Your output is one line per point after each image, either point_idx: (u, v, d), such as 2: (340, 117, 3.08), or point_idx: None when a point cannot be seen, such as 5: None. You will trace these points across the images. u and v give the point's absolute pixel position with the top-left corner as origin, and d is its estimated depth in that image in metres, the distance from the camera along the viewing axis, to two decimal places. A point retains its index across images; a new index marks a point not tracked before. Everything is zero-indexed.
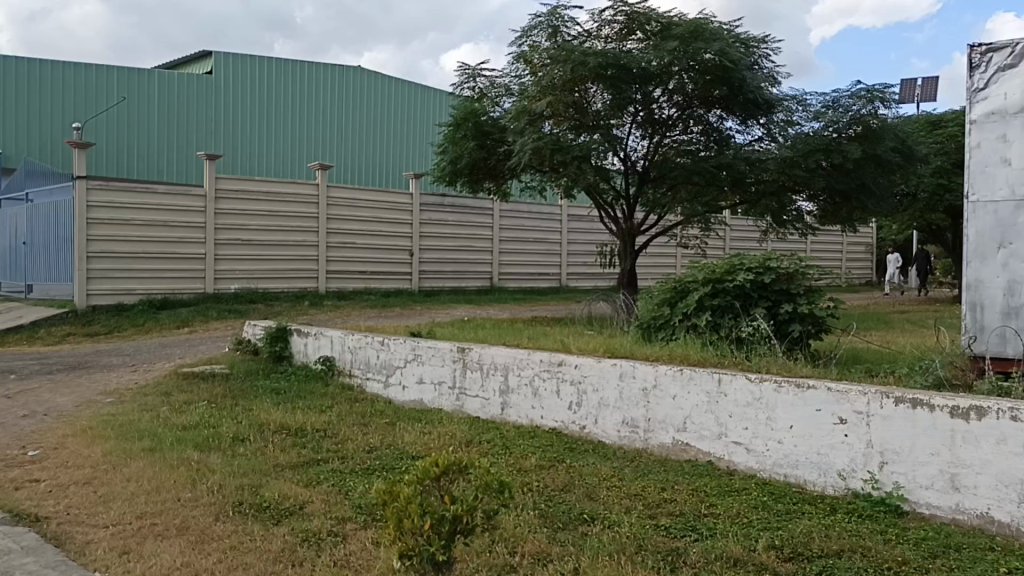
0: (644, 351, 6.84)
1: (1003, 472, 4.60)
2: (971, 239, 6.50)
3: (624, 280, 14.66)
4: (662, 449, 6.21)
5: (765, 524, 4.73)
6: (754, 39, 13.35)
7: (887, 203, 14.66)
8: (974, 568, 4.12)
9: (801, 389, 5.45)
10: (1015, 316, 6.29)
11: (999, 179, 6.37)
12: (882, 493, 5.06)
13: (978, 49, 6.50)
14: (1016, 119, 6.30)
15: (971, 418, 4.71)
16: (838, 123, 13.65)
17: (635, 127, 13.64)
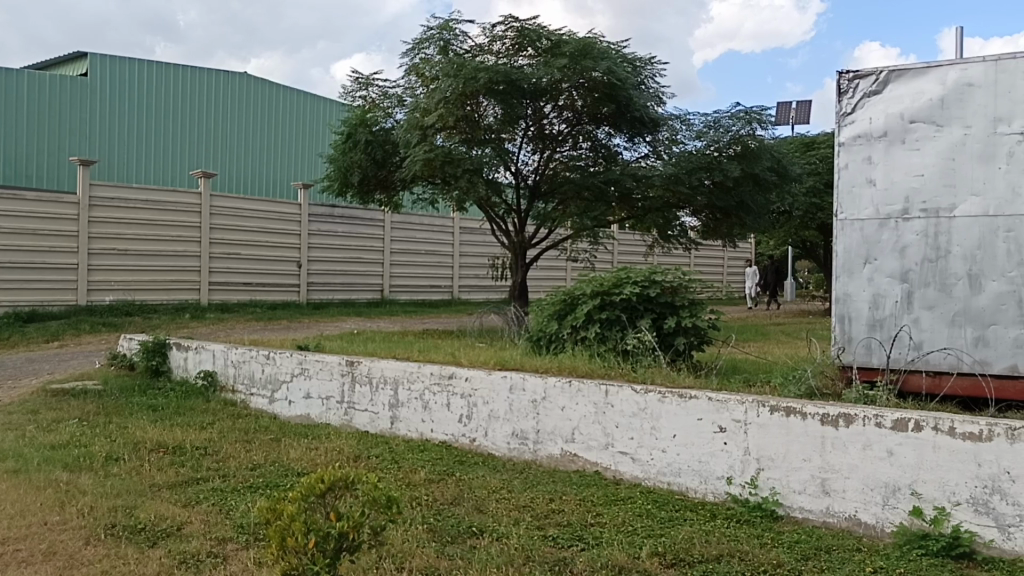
0: (534, 363, 6.91)
1: (869, 476, 4.87)
2: (839, 255, 6.88)
3: (515, 293, 14.77)
4: (551, 460, 6.28)
5: (648, 532, 4.85)
6: (641, 59, 13.76)
7: (765, 220, 15.33)
8: (842, 568, 4.33)
9: (683, 399, 5.62)
10: (879, 328, 6.69)
11: (864, 199, 6.77)
12: (759, 498, 5.26)
13: (846, 75, 6.92)
14: (879, 142, 6.73)
15: (840, 425, 4.98)
16: (719, 142, 14.15)
17: (526, 142, 13.82)
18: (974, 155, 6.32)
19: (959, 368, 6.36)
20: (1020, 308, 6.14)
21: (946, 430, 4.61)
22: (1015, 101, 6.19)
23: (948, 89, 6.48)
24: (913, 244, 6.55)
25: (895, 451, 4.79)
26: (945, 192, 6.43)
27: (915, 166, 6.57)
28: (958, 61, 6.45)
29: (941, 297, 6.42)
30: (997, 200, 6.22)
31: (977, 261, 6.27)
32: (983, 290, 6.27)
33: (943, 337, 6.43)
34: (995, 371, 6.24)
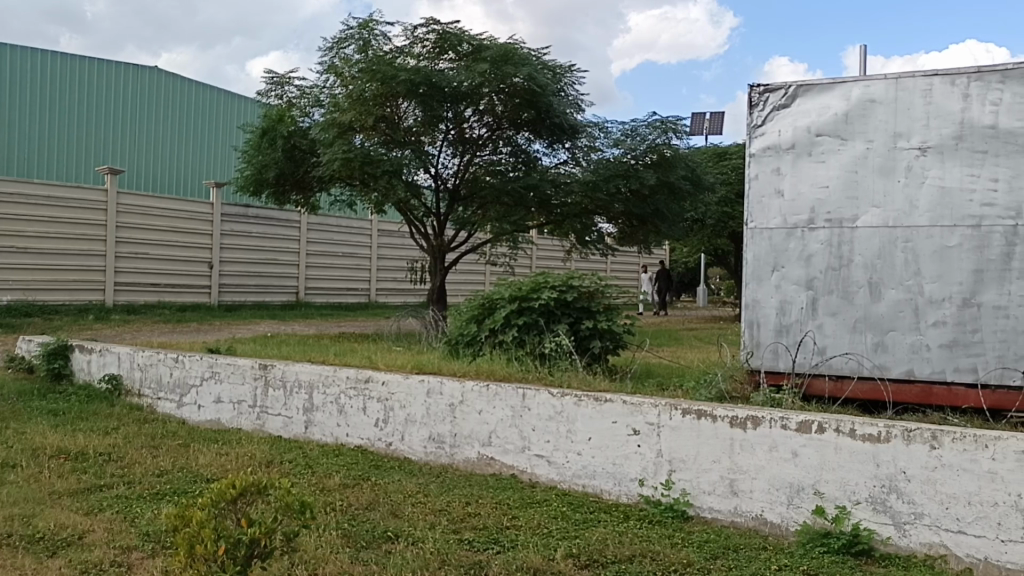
0: (451, 367, 6.90)
1: (775, 477, 5.04)
2: (749, 262, 7.12)
3: (433, 296, 14.71)
4: (467, 464, 6.29)
5: (563, 534, 4.90)
6: (561, 67, 13.92)
7: (678, 228, 15.68)
8: (748, 567, 4.47)
9: (599, 402, 5.70)
10: (786, 333, 6.95)
11: (773, 209, 7.02)
12: (670, 499, 5.38)
13: (757, 89, 7.17)
14: (788, 154, 6.99)
15: (748, 427, 5.14)
16: (636, 151, 14.35)
17: (446, 145, 13.78)
18: (875, 169, 6.64)
19: (859, 372, 6.66)
20: (916, 315, 6.46)
21: (846, 432, 4.81)
22: (913, 118, 6.52)
23: (851, 105, 6.77)
24: (817, 253, 6.82)
25: (799, 452, 4.97)
26: (847, 203, 6.72)
27: (820, 178, 6.84)
28: (860, 78, 6.75)
29: (844, 304, 6.70)
30: (896, 212, 6.53)
31: (877, 270, 6.58)
32: (882, 298, 6.57)
33: (845, 342, 6.71)
34: (893, 376, 6.56)
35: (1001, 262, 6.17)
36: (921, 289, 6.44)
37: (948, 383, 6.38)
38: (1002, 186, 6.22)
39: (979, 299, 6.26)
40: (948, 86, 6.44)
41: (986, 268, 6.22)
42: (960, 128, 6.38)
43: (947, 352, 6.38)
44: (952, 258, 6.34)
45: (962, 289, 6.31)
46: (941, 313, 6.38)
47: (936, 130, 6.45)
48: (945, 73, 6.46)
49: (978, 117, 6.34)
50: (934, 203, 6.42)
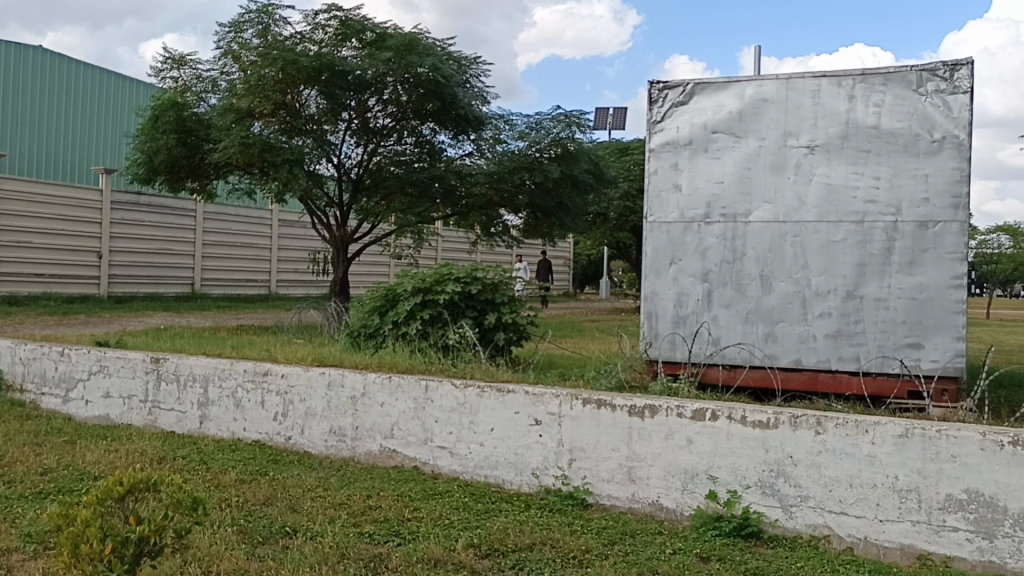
0: (353, 359, 6.82)
1: (670, 464, 5.19)
2: (648, 255, 7.35)
3: (335, 287, 14.51)
4: (368, 457, 6.23)
5: (464, 524, 4.92)
6: (466, 58, 13.93)
7: (581, 221, 15.89)
8: (643, 552, 4.59)
9: (501, 393, 5.74)
10: (682, 325, 7.23)
11: (670, 203, 7.28)
12: (570, 488, 5.47)
13: (656, 86, 7.44)
14: (685, 150, 7.27)
15: (645, 416, 5.27)
16: (540, 144, 14.46)
17: (349, 134, 13.58)
18: (767, 166, 7.01)
19: (751, 362, 7.02)
20: (804, 306, 6.86)
21: (738, 419, 5.00)
22: (802, 117, 6.93)
23: (745, 104, 7.12)
24: (713, 247, 7.13)
25: (693, 439, 5.13)
26: (741, 199, 7.06)
27: (716, 174, 7.15)
28: (754, 78, 7.11)
29: (737, 296, 7.05)
30: (786, 208, 6.92)
31: (768, 263, 6.95)
32: (773, 290, 6.95)
33: (737, 332, 7.06)
34: (782, 365, 6.93)
35: (882, 256, 6.64)
36: (808, 282, 6.85)
37: (832, 371, 6.80)
38: (883, 184, 6.69)
39: (861, 291, 6.71)
40: (835, 88, 6.88)
41: (868, 262, 6.68)
42: (845, 128, 6.83)
43: (831, 342, 6.80)
44: (837, 252, 6.78)
45: (846, 281, 6.75)
46: (827, 304, 6.79)
47: (824, 129, 6.87)
48: (832, 75, 6.89)
49: (862, 117, 6.79)
50: (821, 200, 6.84)
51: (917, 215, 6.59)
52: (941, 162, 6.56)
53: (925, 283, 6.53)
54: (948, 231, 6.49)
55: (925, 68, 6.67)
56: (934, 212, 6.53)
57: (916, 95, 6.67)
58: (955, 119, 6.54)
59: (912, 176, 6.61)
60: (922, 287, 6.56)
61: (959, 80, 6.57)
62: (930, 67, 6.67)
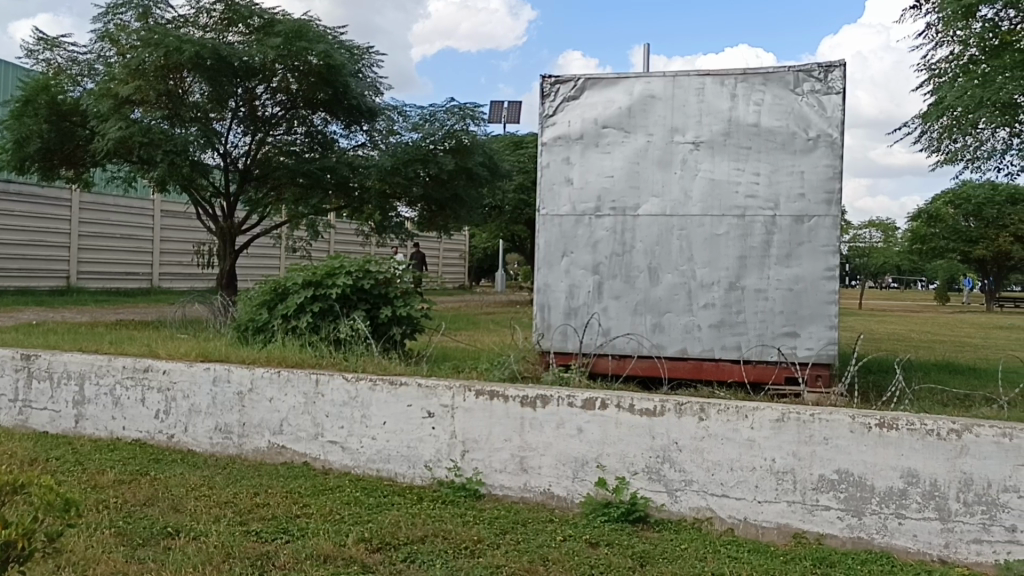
0: (240, 354, 6.65)
1: (561, 453, 5.28)
2: (541, 247, 7.47)
3: (223, 280, 14.09)
4: (256, 454, 6.09)
5: (356, 519, 4.88)
6: (358, 48, 13.73)
7: (477, 214, 15.92)
8: (535, 540, 4.66)
9: (394, 386, 5.70)
10: (574, 316, 7.40)
11: (562, 196, 7.41)
12: (463, 479, 5.49)
13: (549, 80, 7.53)
14: (576, 144, 7.40)
15: (537, 406, 5.34)
16: (435, 136, 14.38)
17: (236, 123, 13.16)
18: (654, 161, 7.21)
19: (639, 352, 7.25)
20: (689, 298, 7.13)
21: (627, 407, 5.13)
22: (688, 114, 7.15)
23: (634, 100, 7.29)
24: (603, 240, 7.31)
25: (584, 428, 5.23)
26: (630, 193, 7.25)
27: (606, 168, 7.31)
28: (642, 75, 7.29)
29: (626, 288, 7.27)
30: (672, 202, 7.15)
31: (656, 256, 7.18)
32: (660, 282, 7.19)
33: (627, 323, 7.30)
34: (669, 354, 7.18)
35: (762, 249, 6.96)
36: (694, 274, 7.11)
37: (716, 360, 7.10)
38: (762, 179, 7.00)
39: (743, 282, 7.01)
40: (719, 86, 7.13)
41: (749, 255, 6.99)
42: (728, 125, 7.08)
43: (714, 331, 7.10)
44: (720, 245, 7.06)
45: (728, 273, 7.05)
46: (711, 296, 7.08)
47: (708, 126, 7.12)
48: (716, 74, 7.13)
49: (743, 115, 7.07)
50: (705, 194, 7.09)
51: (793, 210, 6.93)
52: (815, 159, 6.90)
53: (801, 275, 6.90)
54: (822, 225, 6.86)
55: (801, 69, 6.99)
56: (809, 207, 6.88)
57: (793, 94, 7.00)
58: (828, 119, 6.88)
59: (789, 173, 6.94)
60: (798, 279, 6.92)
61: (832, 81, 6.92)
62: (806, 68, 6.99)
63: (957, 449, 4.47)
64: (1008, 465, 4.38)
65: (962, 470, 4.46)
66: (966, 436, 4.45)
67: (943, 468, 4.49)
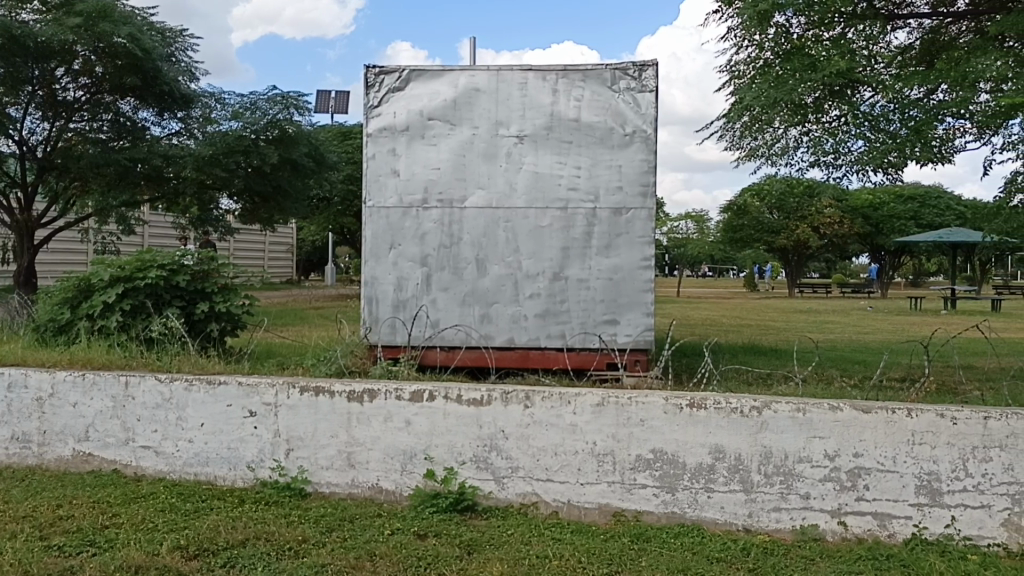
0: (39, 356, 6.17)
1: (389, 446, 5.25)
2: (368, 240, 7.45)
3: (21, 277, 13.00)
4: (59, 463, 5.69)
5: (171, 526, 4.65)
6: (170, 31, 13.09)
7: (303, 205, 15.57)
8: (363, 535, 4.61)
9: (212, 385, 5.45)
10: (402, 309, 7.46)
11: (389, 188, 7.40)
12: (288, 478, 5.35)
13: (373, 70, 7.47)
14: (402, 136, 7.39)
15: (364, 400, 5.28)
16: (256, 125, 13.83)
17: (33, 108, 12.31)
18: (479, 154, 7.32)
19: (467, 342, 7.42)
20: (516, 288, 7.34)
21: (454, 398, 5.16)
22: (511, 108, 7.30)
23: (458, 92, 7.35)
24: (430, 232, 7.39)
25: (412, 420, 5.22)
26: (456, 185, 7.34)
27: (432, 160, 7.36)
28: (466, 68, 7.35)
29: (454, 280, 7.39)
30: (497, 194, 7.31)
31: (482, 248, 7.34)
32: (487, 273, 7.36)
33: (455, 314, 7.42)
34: (497, 344, 7.38)
35: (583, 241, 7.26)
36: (519, 265, 7.33)
37: (541, 348, 7.35)
38: (583, 173, 7.26)
39: (566, 272, 7.29)
40: (540, 81, 7.30)
41: (571, 245, 7.27)
42: (549, 119, 7.28)
43: (539, 321, 7.35)
44: (544, 236, 7.30)
45: (552, 264, 7.30)
46: (535, 286, 7.32)
47: (530, 120, 7.29)
48: (537, 69, 7.29)
49: (564, 110, 7.29)
50: (529, 187, 7.28)
51: (612, 202, 7.25)
52: (631, 154, 7.22)
53: (619, 265, 7.25)
54: (638, 217, 7.22)
55: (618, 67, 7.28)
56: (626, 199, 7.22)
57: (610, 91, 7.28)
58: (643, 116, 7.21)
59: (608, 166, 7.24)
60: (617, 268, 7.26)
61: (646, 79, 7.25)
62: (621, 66, 7.28)
63: (757, 424, 4.79)
64: (802, 437, 4.73)
65: (762, 443, 4.79)
66: (766, 412, 4.78)
67: (746, 443, 4.81)
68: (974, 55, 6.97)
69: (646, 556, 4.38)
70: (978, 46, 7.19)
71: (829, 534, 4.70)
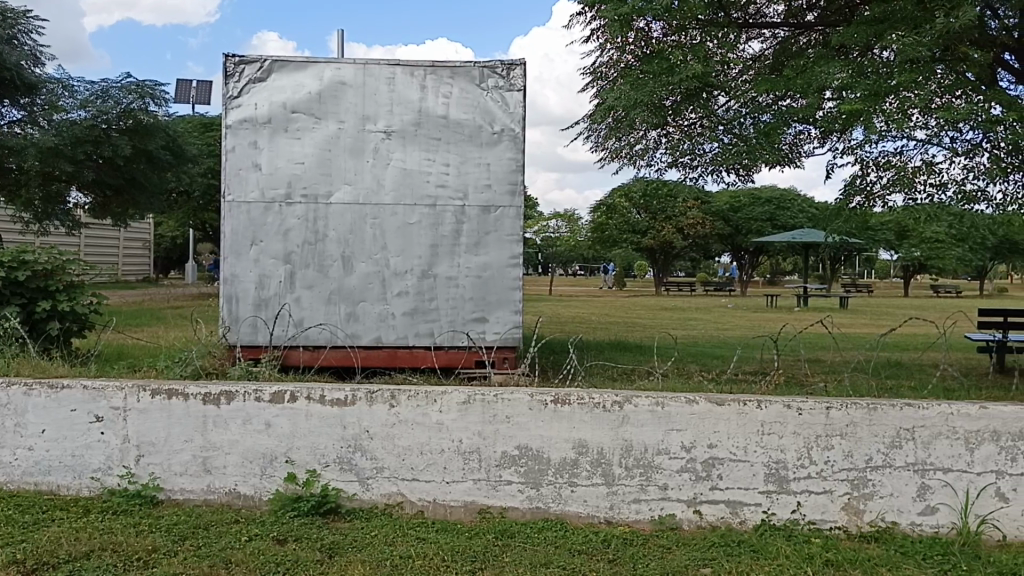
0: None
1: (248, 450, 5.06)
2: (227, 236, 7.23)
3: None
4: None
5: (6, 540, 4.33)
6: (11, 11, 12.27)
7: (159, 199, 15.01)
8: (218, 543, 4.43)
9: (54, 389, 5.11)
10: (263, 307, 7.30)
11: (250, 182, 7.21)
12: (138, 486, 5.07)
13: (232, 59, 7.21)
14: (264, 128, 7.20)
15: (221, 403, 5.06)
16: (108, 115, 13.28)
17: None
18: (346, 149, 7.24)
19: (333, 341, 7.35)
20: (383, 286, 7.33)
21: (317, 399, 5.03)
22: (378, 103, 7.24)
23: (324, 85, 7.23)
24: (294, 228, 7.26)
25: (272, 422, 5.05)
26: (322, 180, 7.24)
27: (296, 155, 7.22)
28: (331, 61, 7.23)
29: (319, 277, 7.30)
30: (365, 190, 7.26)
31: (349, 245, 7.28)
32: (353, 271, 7.31)
33: (319, 313, 7.33)
34: (363, 343, 7.34)
35: (452, 238, 7.32)
36: (387, 263, 7.32)
37: (409, 347, 7.37)
38: (452, 170, 7.30)
39: (434, 271, 7.33)
40: (409, 77, 7.26)
41: (440, 243, 7.32)
42: (418, 116, 7.26)
43: (408, 319, 7.37)
44: (412, 234, 7.31)
45: (421, 262, 7.33)
46: (403, 284, 7.33)
47: (399, 116, 7.25)
48: (405, 64, 7.25)
49: (432, 107, 7.29)
50: (397, 183, 7.27)
51: (481, 200, 7.33)
52: (499, 152, 7.32)
53: (488, 262, 7.36)
54: (506, 215, 7.35)
55: (486, 65, 7.32)
56: (495, 198, 7.33)
57: (479, 89, 7.32)
58: (511, 115, 7.30)
59: (477, 164, 7.31)
60: (486, 266, 7.37)
61: (514, 78, 7.33)
62: (490, 64, 7.33)
63: (619, 419, 4.89)
64: (660, 430, 4.86)
65: (623, 437, 4.89)
66: (627, 406, 4.88)
67: (608, 437, 4.90)
68: (818, 64, 7.37)
69: (510, 552, 4.38)
70: (822, 56, 7.60)
71: (685, 523, 4.85)
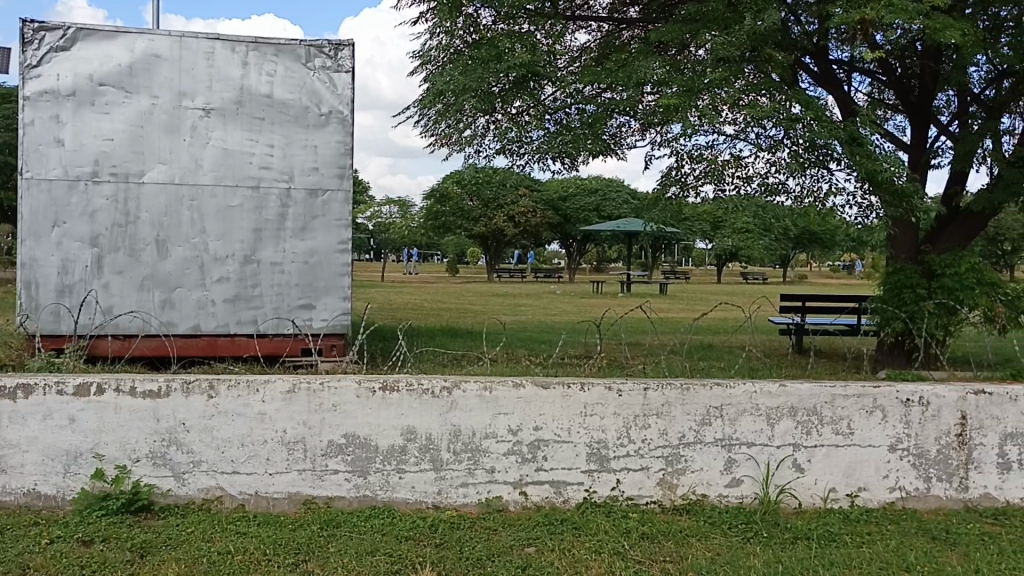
0: None
1: (49, 446, 4.69)
2: (24, 217, 6.68)
3: None
4: None
5: None
6: None
7: None
8: (14, 547, 4.07)
9: None
10: (68, 294, 6.82)
11: (51, 158, 6.68)
12: None
13: (30, 24, 6.63)
14: (67, 101, 6.69)
15: (18, 397, 4.67)
16: None
17: None
18: (161, 126, 6.84)
19: (145, 330, 6.96)
20: (202, 272, 7.01)
21: (127, 391, 4.73)
22: (196, 79, 6.89)
23: (135, 57, 6.79)
24: (102, 209, 6.81)
25: (76, 417, 4.71)
26: (133, 158, 6.82)
27: (103, 130, 6.75)
28: (144, 32, 6.80)
29: (130, 262, 6.88)
30: (181, 170, 6.90)
31: (164, 227, 6.90)
32: (169, 255, 6.95)
33: (131, 300, 6.91)
34: (180, 332, 7.00)
35: (276, 222, 7.12)
36: (206, 247, 7.00)
37: (230, 335, 7.11)
38: (276, 152, 7.08)
39: (257, 255, 7.10)
40: (229, 52, 6.95)
41: (263, 227, 7.09)
42: (239, 93, 6.98)
43: (229, 306, 7.09)
44: (234, 217, 7.03)
45: (243, 246, 7.07)
46: (224, 270, 7.05)
47: (218, 93, 6.94)
48: (226, 39, 6.93)
49: (255, 85, 7.02)
50: (217, 164, 6.96)
51: (307, 183, 7.16)
52: (327, 135, 7.17)
53: (315, 248, 7.22)
54: (334, 200, 7.23)
55: (312, 44, 7.14)
56: (322, 181, 7.18)
57: (305, 69, 7.13)
58: (338, 97, 7.17)
59: (303, 146, 7.13)
60: (313, 251, 7.23)
61: (341, 59, 7.20)
62: (316, 44, 7.16)
63: (447, 404, 4.91)
64: (488, 414, 4.92)
65: (451, 422, 4.91)
66: (455, 392, 4.91)
67: (436, 423, 4.91)
68: (638, 59, 7.68)
69: (335, 542, 4.30)
70: (642, 52, 7.92)
71: (511, 504, 4.92)
